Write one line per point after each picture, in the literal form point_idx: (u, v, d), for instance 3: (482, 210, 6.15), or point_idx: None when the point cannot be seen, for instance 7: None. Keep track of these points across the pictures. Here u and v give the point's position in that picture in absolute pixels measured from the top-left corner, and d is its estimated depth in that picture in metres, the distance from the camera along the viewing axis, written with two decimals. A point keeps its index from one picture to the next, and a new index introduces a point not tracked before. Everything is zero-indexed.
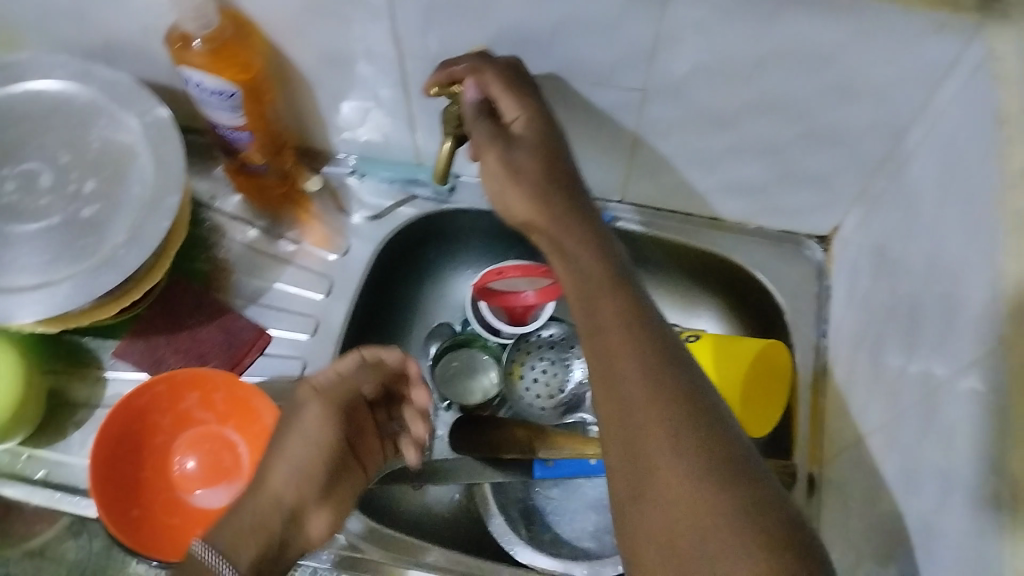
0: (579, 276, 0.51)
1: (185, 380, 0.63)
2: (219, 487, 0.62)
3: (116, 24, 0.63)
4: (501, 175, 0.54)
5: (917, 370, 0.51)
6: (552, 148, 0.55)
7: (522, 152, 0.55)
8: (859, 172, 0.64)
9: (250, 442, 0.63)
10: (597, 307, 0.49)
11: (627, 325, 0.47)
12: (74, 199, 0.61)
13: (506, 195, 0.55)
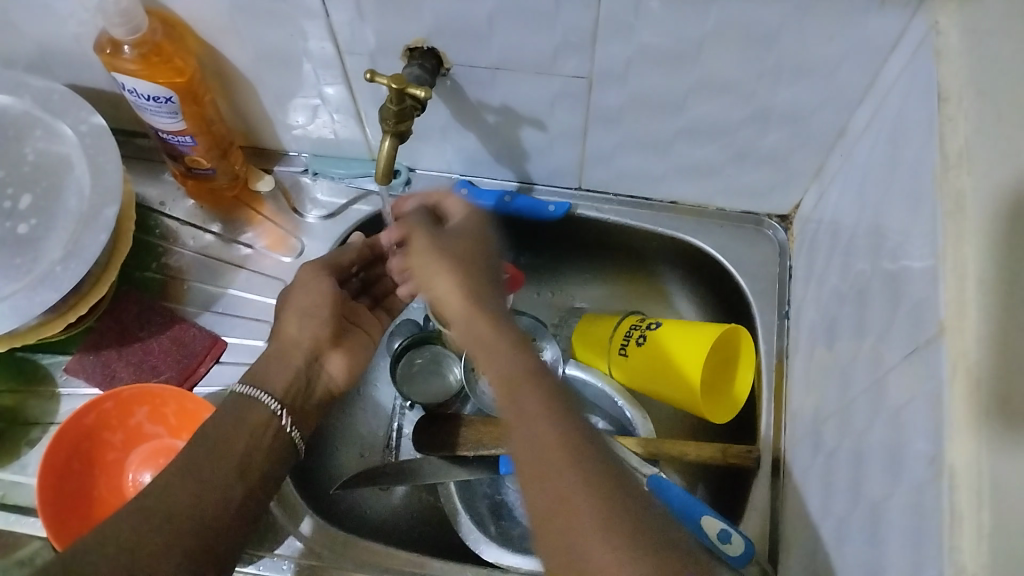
0: (485, 335, 0.51)
1: (132, 395, 0.62)
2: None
3: (44, 32, 0.61)
4: (424, 259, 0.57)
5: (868, 353, 0.51)
6: (477, 239, 0.59)
7: (444, 242, 0.58)
8: (814, 150, 0.63)
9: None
10: (503, 363, 0.49)
11: (534, 383, 0.47)
12: (9, 216, 0.59)
13: (432, 281, 0.56)
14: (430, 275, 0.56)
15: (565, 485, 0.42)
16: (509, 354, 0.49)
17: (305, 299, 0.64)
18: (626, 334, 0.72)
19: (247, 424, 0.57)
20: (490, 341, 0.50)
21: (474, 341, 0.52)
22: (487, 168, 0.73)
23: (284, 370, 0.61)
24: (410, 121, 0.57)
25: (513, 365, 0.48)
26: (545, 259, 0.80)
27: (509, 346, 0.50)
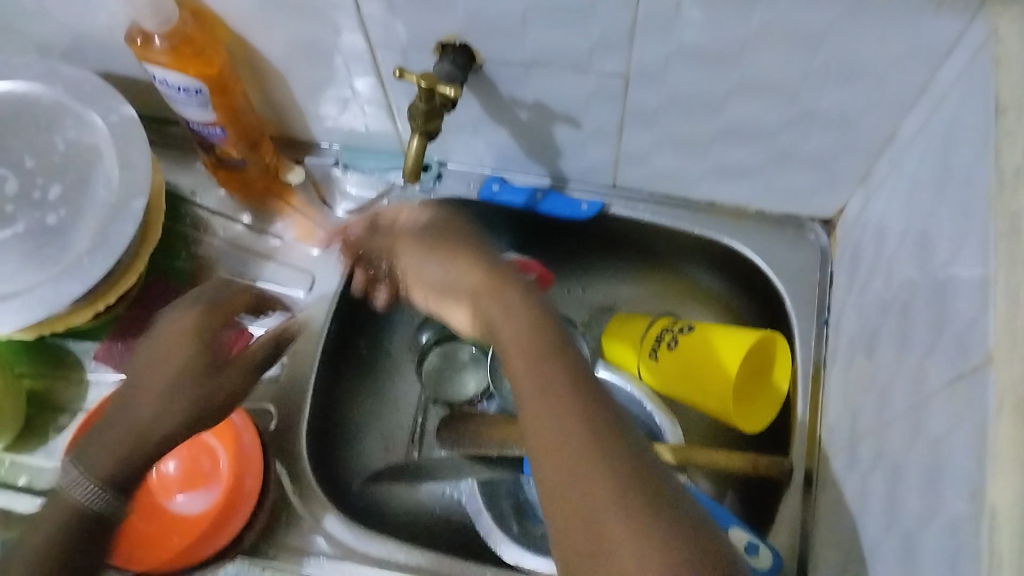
0: (464, 278, 0.50)
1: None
2: (193, 494, 0.62)
3: (76, 20, 0.60)
4: (406, 247, 0.55)
5: (909, 374, 0.48)
6: (452, 220, 0.56)
7: (413, 228, 0.56)
8: (860, 155, 0.61)
9: (228, 448, 0.63)
10: (484, 296, 0.48)
11: (515, 311, 0.46)
12: (38, 205, 0.59)
13: (412, 262, 0.54)
14: (414, 258, 0.54)
15: (560, 417, 0.39)
16: (490, 295, 0.48)
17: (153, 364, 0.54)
18: (656, 338, 0.70)
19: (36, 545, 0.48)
20: (467, 281, 0.50)
21: (456, 291, 0.50)
22: (519, 164, 0.72)
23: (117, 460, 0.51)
24: (440, 120, 0.55)
25: (501, 301, 0.47)
26: (576, 257, 0.79)
27: (489, 280, 0.49)
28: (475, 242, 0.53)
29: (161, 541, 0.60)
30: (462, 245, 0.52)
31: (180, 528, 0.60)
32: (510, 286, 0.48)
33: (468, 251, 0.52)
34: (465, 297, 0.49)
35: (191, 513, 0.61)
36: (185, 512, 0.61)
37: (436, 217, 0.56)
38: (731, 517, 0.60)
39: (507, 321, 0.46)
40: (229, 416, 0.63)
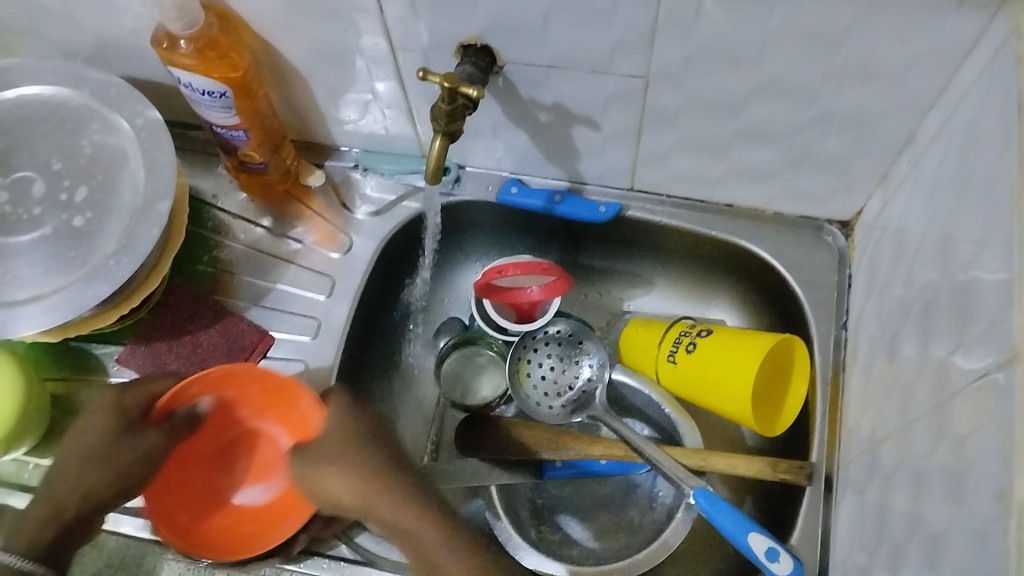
0: (375, 485, 0.59)
1: (214, 381, 0.64)
2: (257, 483, 0.68)
3: (103, 24, 0.61)
4: (332, 464, 0.60)
5: (933, 373, 0.48)
6: (348, 439, 0.61)
7: (342, 436, 0.61)
8: (879, 156, 0.61)
9: (287, 431, 0.68)
10: (391, 501, 0.58)
11: (408, 518, 0.57)
12: (65, 207, 0.60)
13: (332, 480, 0.60)
14: (319, 472, 0.61)
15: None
16: (379, 497, 0.58)
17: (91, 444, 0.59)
18: (674, 342, 0.70)
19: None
20: (366, 482, 0.59)
21: (369, 492, 0.59)
22: (537, 168, 0.72)
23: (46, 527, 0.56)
24: (462, 120, 0.56)
25: (384, 500, 0.58)
26: (593, 261, 0.79)
27: (380, 500, 0.58)
28: (357, 444, 0.61)
29: (241, 531, 0.65)
30: (354, 487, 0.59)
31: (247, 518, 0.66)
32: (391, 499, 0.58)
33: (361, 476, 0.59)
34: (375, 515, 0.58)
35: (257, 504, 0.67)
36: (257, 501, 0.67)
37: (327, 438, 0.61)
38: (753, 523, 0.61)
39: (407, 529, 0.57)
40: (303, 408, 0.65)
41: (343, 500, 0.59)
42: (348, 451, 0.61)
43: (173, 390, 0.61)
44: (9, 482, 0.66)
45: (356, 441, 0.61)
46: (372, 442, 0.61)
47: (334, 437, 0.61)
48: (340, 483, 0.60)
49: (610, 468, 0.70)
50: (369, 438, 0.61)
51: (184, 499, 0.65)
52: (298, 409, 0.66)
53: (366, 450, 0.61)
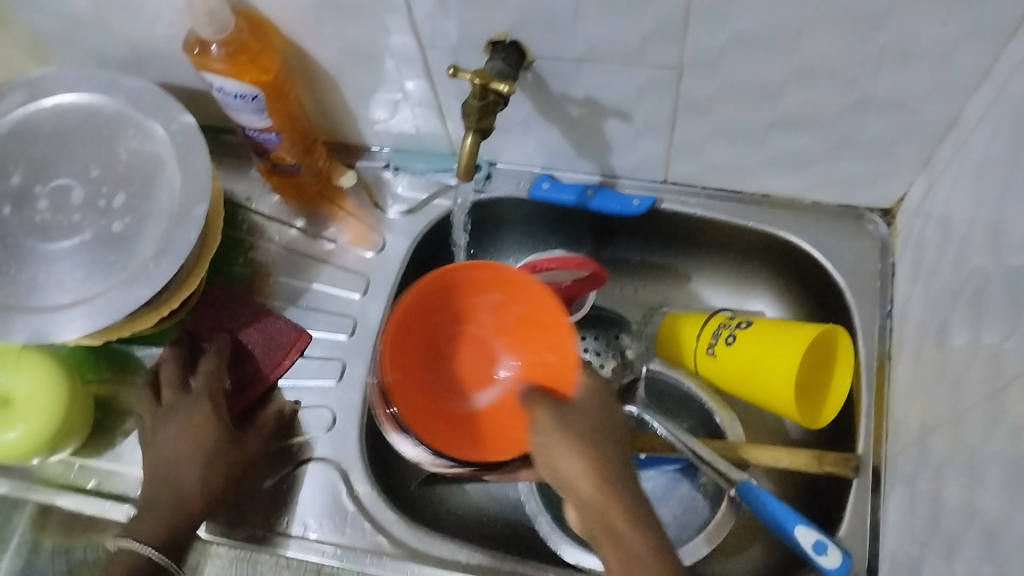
0: (579, 445, 0.50)
1: (501, 280, 0.63)
2: (495, 382, 0.66)
3: (136, 31, 0.62)
4: (564, 446, 0.50)
5: (984, 363, 0.47)
6: (608, 412, 0.53)
7: (586, 416, 0.52)
8: (921, 141, 0.59)
9: (532, 347, 0.64)
10: (600, 470, 0.48)
11: (614, 496, 0.48)
12: (104, 214, 0.61)
13: (563, 463, 0.49)
14: (563, 449, 0.50)
15: None
16: (601, 467, 0.49)
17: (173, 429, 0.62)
18: (712, 335, 0.69)
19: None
20: (581, 453, 0.49)
21: (587, 471, 0.48)
22: (569, 162, 0.71)
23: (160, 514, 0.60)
24: (493, 115, 0.55)
25: (591, 468, 0.49)
26: (629, 255, 0.78)
27: (571, 468, 0.49)
28: (610, 406, 0.53)
29: (484, 428, 0.64)
30: (623, 444, 0.51)
31: (478, 421, 0.64)
32: (616, 459, 0.50)
33: (592, 425, 0.51)
34: (593, 504, 0.48)
35: (490, 402, 0.65)
36: (495, 395, 0.65)
37: (584, 398, 0.53)
38: (797, 516, 0.60)
39: (609, 518, 0.48)
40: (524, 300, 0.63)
41: (608, 509, 0.48)
42: (582, 412, 0.52)
43: (405, 298, 0.62)
44: (55, 482, 0.67)
45: (599, 395, 0.54)
46: (567, 413, 0.52)
47: (591, 407, 0.53)
48: (579, 456, 0.49)
49: (647, 462, 0.68)
50: (599, 389, 0.54)
51: (408, 373, 0.64)
52: (537, 317, 0.63)
53: (603, 400, 0.53)
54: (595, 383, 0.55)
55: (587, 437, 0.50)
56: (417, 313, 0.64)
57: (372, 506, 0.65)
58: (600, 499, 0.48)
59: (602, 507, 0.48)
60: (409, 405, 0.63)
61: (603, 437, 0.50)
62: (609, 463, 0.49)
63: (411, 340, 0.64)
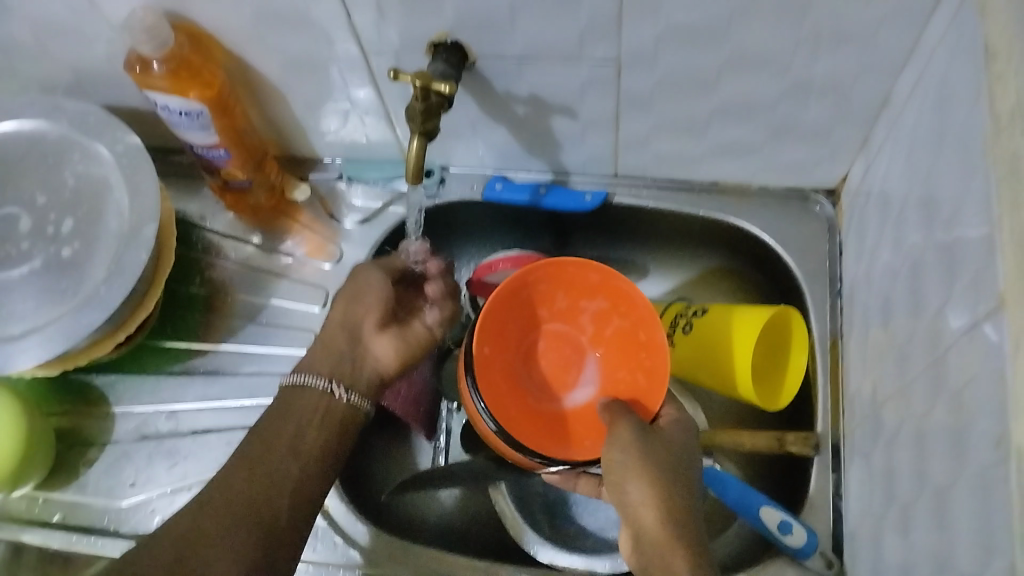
0: (645, 473, 0.52)
1: (613, 291, 0.60)
2: (584, 384, 0.63)
3: (75, 54, 0.61)
4: (636, 471, 0.52)
5: (926, 331, 0.48)
6: (687, 447, 0.55)
7: (666, 445, 0.54)
8: (858, 120, 0.61)
9: (625, 362, 0.61)
10: (661, 500, 0.51)
11: (669, 524, 0.51)
12: (53, 240, 0.60)
13: (631, 485, 0.52)
14: (640, 471, 0.52)
15: None
16: (661, 496, 0.51)
17: (352, 288, 0.61)
18: (671, 323, 0.71)
19: (300, 413, 0.56)
20: (646, 479, 0.52)
21: (652, 497, 0.51)
22: (520, 162, 0.72)
23: (327, 358, 0.58)
24: (438, 118, 0.56)
25: (651, 497, 0.51)
26: (587, 251, 0.79)
27: (631, 492, 0.52)
28: (689, 444, 0.55)
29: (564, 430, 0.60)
30: (691, 478, 0.54)
31: (563, 421, 0.61)
32: (678, 492, 0.52)
33: (663, 458, 0.53)
34: (654, 527, 0.51)
35: (579, 404, 0.62)
36: (580, 402, 0.62)
37: (660, 431, 0.55)
38: (763, 498, 0.62)
39: (655, 541, 0.51)
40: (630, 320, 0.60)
41: (663, 532, 0.51)
42: (658, 443, 0.54)
43: (512, 279, 0.59)
44: (20, 518, 0.66)
45: (673, 430, 0.56)
46: (642, 441, 0.53)
47: (671, 439, 0.55)
48: (646, 484, 0.52)
49: None
50: (684, 424, 0.56)
51: (494, 360, 0.60)
52: (642, 347, 0.59)
53: (679, 439, 0.55)
54: (681, 416, 0.57)
55: (652, 468, 0.52)
56: (510, 306, 0.61)
57: (343, 518, 0.65)
58: (654, 523, 0.51)
59: (653, 531, 0.51)
60: (490, 389, 0.59)
61: (673, 472, 0.53)
62: (676, 495, 0.52)
63: (502, 331, 0.61)
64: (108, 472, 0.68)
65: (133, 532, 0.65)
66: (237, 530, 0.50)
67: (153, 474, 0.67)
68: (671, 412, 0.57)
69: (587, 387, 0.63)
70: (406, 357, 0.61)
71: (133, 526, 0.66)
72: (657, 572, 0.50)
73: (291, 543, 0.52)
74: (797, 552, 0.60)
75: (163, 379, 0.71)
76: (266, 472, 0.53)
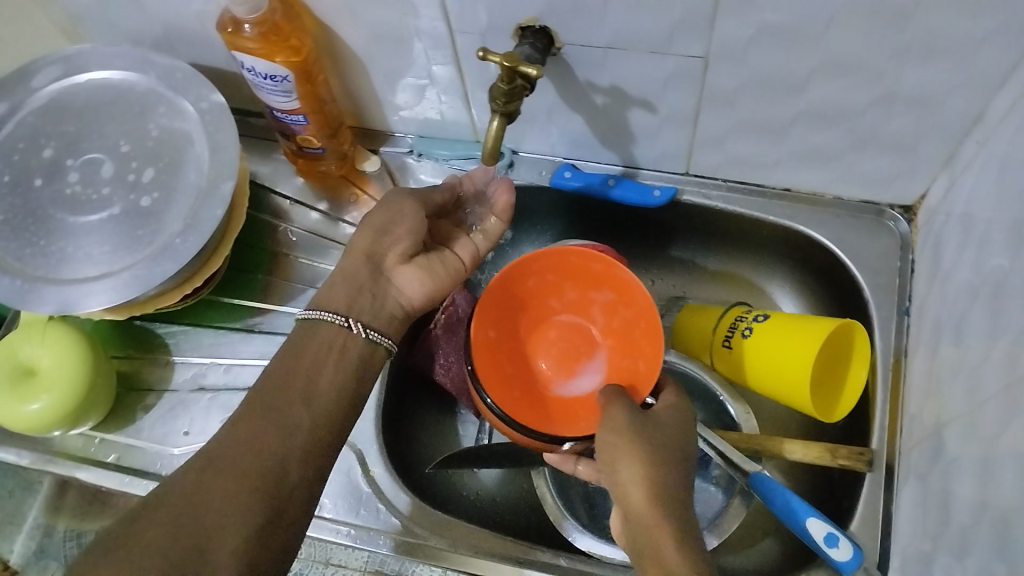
0: (634, 447, 0.52)
1: (616, 282, 0.62)
2: (590, 372, 0.64)
3: (169, 10, 0.62)
4: (624, 447, 0.52)
5: (1004, 355, 0.47)
6: (683, 433, 0.55)
7: (659, 427, 0.54)
8: (945, 138, 0.59)
9: (630, 350, 0.62)
10: (649, 469, 0.51)
11: (657, 494, 0.50)
12: (133, 188, 0.62)
13: (621, 463, 0.52)
14: (627, 444, 0.52)
15: None
16: (650, 465, 0.51)
17: (383, 217, 0.60)
18: (730, 326, 0.70)
19: (316, 349, 0.55)
20: (637, 450, 0.51)
21: (637, 468, 0.51)
22: (591, 151, 0.72)
23: (356, 288, 0.58)
24: (520, 100, 0.56)
25: (639, 467, 0.51)
26: (647, 247, 0.78)
27: (621, 467, 0.52)
28: (685, 426, 0.55)
29: (565, 412, 0.62)
30: (685, 459, 0.53)
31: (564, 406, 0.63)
32: (669, 465, 0.52)
33: (654, 434, 0.53)
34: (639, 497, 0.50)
35: (584, 391, 0.63)
36: (584, 389, 0.63)
37: (660, 414, 0.56)
38: (809, 509, 0.61)
39: (645, 509, 0.50)
40: (633, 307, 0.62)
41: (651, 503, 0.50)
42: (651, 422, 0.54)
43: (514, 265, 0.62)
44: (76, 455, 0.68)
45: (670, 413, 0.56)
46: (633, 420, 0.54)
47: (669, 422, 0.55)
48: (634, 456, 0.51)
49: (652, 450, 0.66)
50: (684, 409, 0.57)
51: (500, 343, 0.64)
52: (642, 333, 0.61)
53: (679, 424, 0.55)
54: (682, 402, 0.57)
55: (642, 442, 0.52)
56: (515, 293, 0.64)
57: (386, 487, 0.66)
58: (645, 492, 0.50)
59: (642, 502, 0.50)
60: (491, 367, 0.62)
61: (665, 448, 0.52)
62: (663, 466, 0.51)
63: (511, 315, 0.64)
64: (162, 420, 0.69)
65: None
66: (251, 493, 0.48)
67: (208, 425, 0.69)
68: (671, 398, 0.57)
69: (593, 374, 0.64)
70: (433, 291, 0.62)
71: None
72: (644, 543, 0.49)
73: (291, 532, 0.49)
74: (840, 566, 0.59)
75: (222, 334, 0.72)
76: (272, 427, 0.51)
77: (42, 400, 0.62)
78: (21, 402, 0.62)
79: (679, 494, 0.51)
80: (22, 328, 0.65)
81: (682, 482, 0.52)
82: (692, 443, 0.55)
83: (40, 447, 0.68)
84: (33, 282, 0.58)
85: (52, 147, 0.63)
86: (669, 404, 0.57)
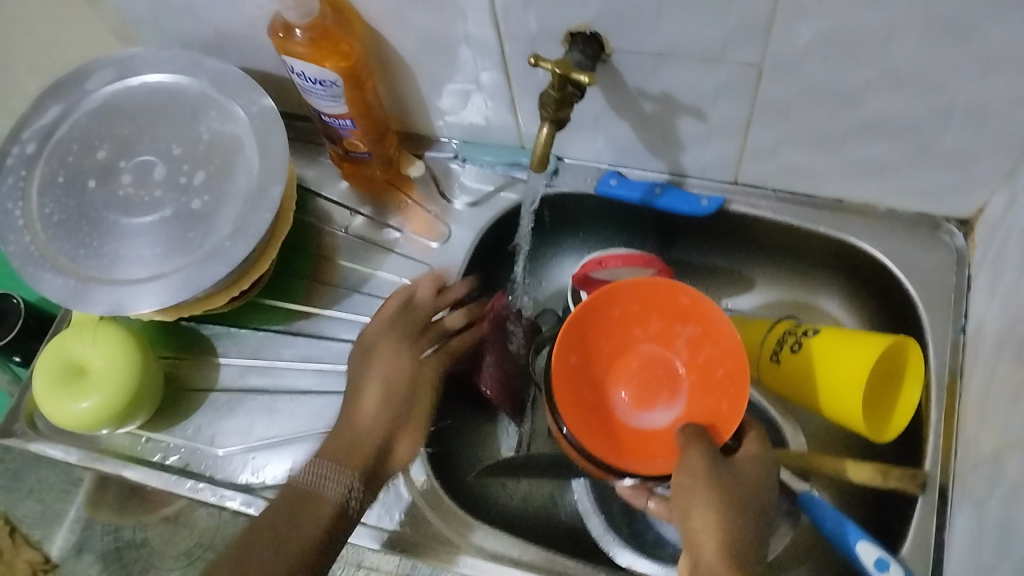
0: (709, 498, 0.52)
1: (704, 318, 0.60)
2: (669, 407, 0.63)
3: (220, 14, 0.63)
4: (701, 495, 0.52)
5: None
6: (760, 480, 0.54)
7: (736, 476, 0.54)
8: (1006, 152, 0.58)
9: (711, 390, 0.61)
10: (724, 521, 0.51)
11: (726, 546, 0.50)
12: (184, 190, 0.62)
13: (695, 510, 0.52)
14: (703, 493, 0.52)
15: None
16: (722, 517, 0.51)
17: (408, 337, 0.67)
18: (779, 340, 0.69)
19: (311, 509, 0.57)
20: (713, 502, 0.51)
21: (711, 518, 0.51)
22: (638, 159, 0.71)
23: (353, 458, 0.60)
24: (571, 107, 0.55)
25: (711, 518, 0.51)
26: (692, 257, 0.77)
27: (693, 516, 0.52)
28: (767, 476, 0.55)
29: (641, 445, 0.62)
30: (760, 509, 0.53)
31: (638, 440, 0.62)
32: (743, 520, 0.51)
33: (730, 484, 0.53)
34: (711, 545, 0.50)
35: (660, 426, 0.63)
36: (660, 424, 0.63)
37: (741, 462, 0.55)
38: (858, 531, 0.59)
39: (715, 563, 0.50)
40: (722, 347, 0.59)
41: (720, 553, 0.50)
42: (730, 472, 0.54)
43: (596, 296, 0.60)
44: (122, 454, 0.69)
45: (750, 459, 0.55)
46: (710, 467, 0.53)
47: (746, 470, 0.55)
48: (708, 507, 0.51)
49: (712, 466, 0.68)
50: (765, 454, 0.56)
51: (580, 369, 0.63)
52: (723, 375, 0.59)
53: (759, 473, 0.55)
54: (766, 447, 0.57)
55: (717, 492, 0.52)
56: (600, 323, 0.63)
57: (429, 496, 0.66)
58: (715, 544, 0.50)
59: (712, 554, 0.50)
60: (568, 398, 0.61)
61: (742, 502, 0.52)
62: (737, 517, 0.51)
63: (591, 344, 0.63)
64: (208, 420, 0.70)
65: (226, 480, 0.67)
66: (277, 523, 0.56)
67: (251, 427, 0.69)
68: (752, 445, 0.57)
69: (671, 409, 0.63)
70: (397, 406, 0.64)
71: (228, 475, 0.68)
72: None
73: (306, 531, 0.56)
74: None
75: (268, 336, 0.73)
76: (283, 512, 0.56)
77: (92, 398, 0.63)
78: (73, 400, 0.63)
79: (752, 545, 0.51)
80: (73, 329, 0.66)
81: (754, 537, 0.52)
82: (772, 492, 0.55)
83: (85, 445, 0.69)
84: (86, 282, 0.59)
85: (106, 149, 0.64)
86: (757, 450, 0.56)
